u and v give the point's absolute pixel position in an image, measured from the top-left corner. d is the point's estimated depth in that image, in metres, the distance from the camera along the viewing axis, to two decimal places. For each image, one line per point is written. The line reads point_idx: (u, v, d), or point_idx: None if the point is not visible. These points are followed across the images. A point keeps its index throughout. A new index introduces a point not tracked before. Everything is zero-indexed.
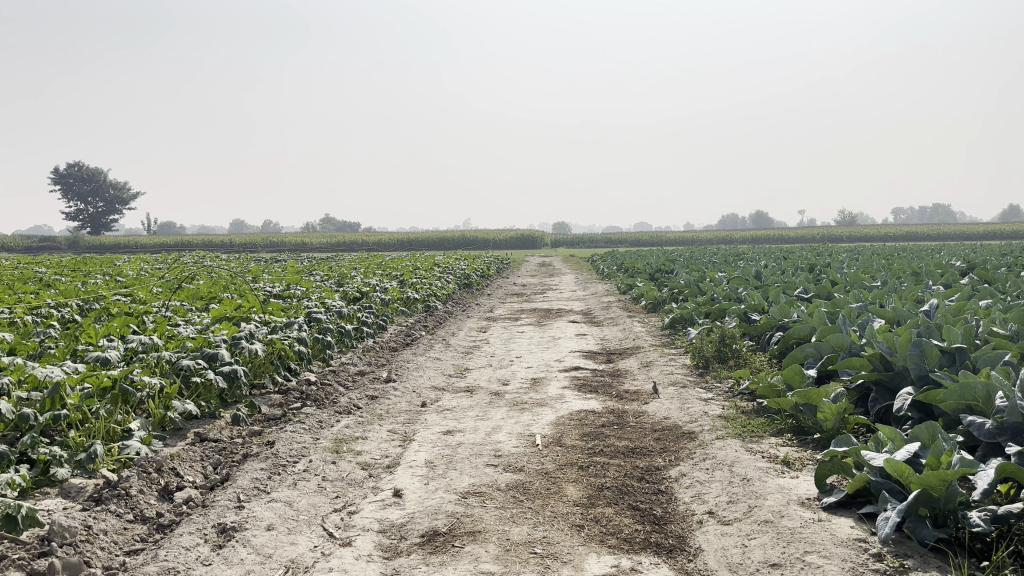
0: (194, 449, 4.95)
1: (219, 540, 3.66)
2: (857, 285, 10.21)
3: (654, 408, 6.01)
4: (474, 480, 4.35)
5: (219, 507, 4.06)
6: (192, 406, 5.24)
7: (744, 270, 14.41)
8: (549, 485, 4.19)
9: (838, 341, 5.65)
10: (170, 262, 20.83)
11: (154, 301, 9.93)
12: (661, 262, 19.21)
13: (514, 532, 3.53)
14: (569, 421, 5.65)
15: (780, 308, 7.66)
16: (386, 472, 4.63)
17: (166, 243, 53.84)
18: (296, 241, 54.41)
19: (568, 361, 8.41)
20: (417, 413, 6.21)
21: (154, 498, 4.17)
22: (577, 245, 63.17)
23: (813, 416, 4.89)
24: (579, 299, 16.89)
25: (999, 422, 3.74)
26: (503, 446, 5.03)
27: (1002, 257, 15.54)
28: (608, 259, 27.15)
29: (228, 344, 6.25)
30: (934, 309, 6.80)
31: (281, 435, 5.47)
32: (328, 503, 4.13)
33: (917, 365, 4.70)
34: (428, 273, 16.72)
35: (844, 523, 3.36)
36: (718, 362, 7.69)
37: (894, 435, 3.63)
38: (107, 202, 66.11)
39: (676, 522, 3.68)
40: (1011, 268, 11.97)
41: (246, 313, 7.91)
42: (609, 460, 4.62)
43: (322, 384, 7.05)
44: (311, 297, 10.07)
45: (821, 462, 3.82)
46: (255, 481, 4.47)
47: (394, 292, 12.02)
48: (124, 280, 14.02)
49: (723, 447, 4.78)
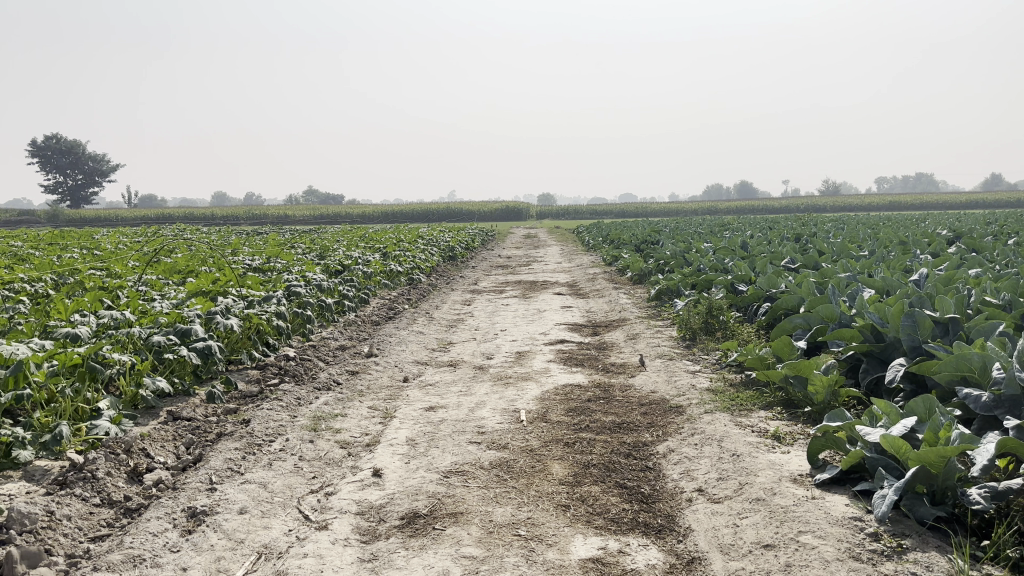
0: (166, 428, 4.77)
1: (189, 525, 3.50)
2: (844, 255, 10.13)
3: (641, 382, 5.89)
4: (456, 458, 4.21)
5: (190, 490, 3.89)
6: (164, 384, 5.03)
7: (731, 240, 14.24)
8: (534, 463, 4.06)
9: (828, 312, 5.53)
10: (149, 235, 20.42)
11: (130, 274, 9.67)
12: (646, 233, 19.03)
13: (497, 513, 3.39)
14: (555, 395, 5.52)
15: (768, 279, 7.55)
16: (365, 451, 4.48)
17: (147, 215, 52.97)
18: (278, 213, 53.75)
19: (553, 335, 8.27)
20: (398, 389, 6.06)
21: (123, 481, 4.00)
22: (562, 216, 63.02)
23: (804, 389, 4.79)
24: (565, 272, 16.71)
25: (996, 395, 3.63)
26: (487, 423, 4.89)
27: (987, 226, 15.47)
28: (593, 231, 27.01)
29: (202, 319, 6.03)
30: (923, 278, 6.69)
31: (256, 412, 5.29)
32: (304, 484, 3.99)
33: (909, 335, 4.59)
34: (412, 246, 16.50)
35: (838, 501, 3.25)
36: (706, 334, 7.57)
37: (890, 410, 3.50)
38: (85, 174, 65.08)
39: (664, 500, 3.56)
40: (997, 237, 11.88)
41: (222, 287, 7.69)
42: (596, 437, 4.49)
43: (301, 359, 6.87)
44: (291, 271, 9.83)
45: (813, 437, 3.71)
46: (229, 461, 4.30)
47: (377, 265, 11.79)
48: (101, 253, 13.74)
49: (712, 421, 4.67)
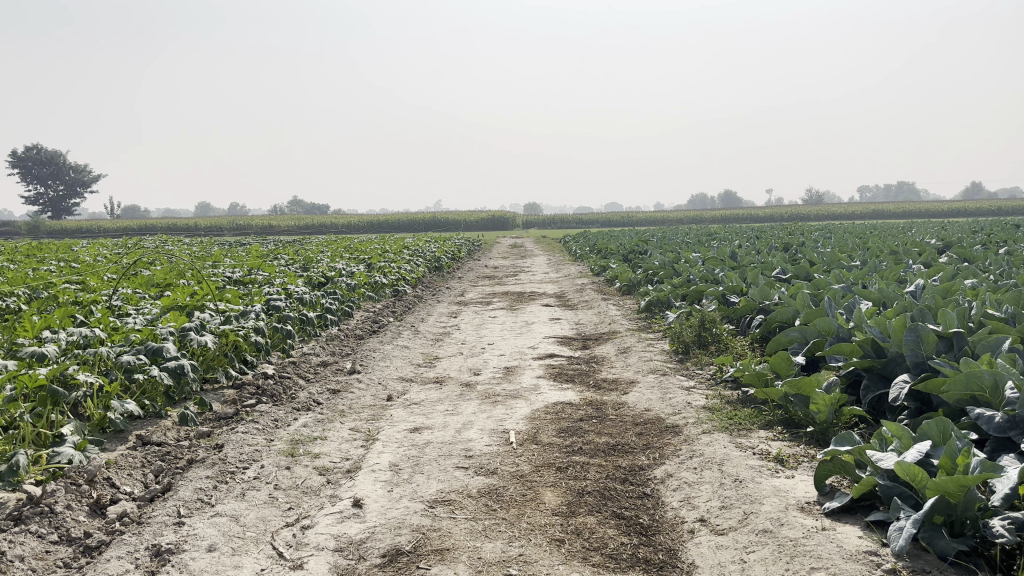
0: (134, 455, 4.50)
1: (152, 565, 3.23)
2: (834, 265, 9.97)
3: (634, 399, 5.68)
4: (442, 486, 3.96)
5: (156, 525, 3.63)
6: (133, 406, 4.77)
7: (720, 250, 14.05)
8: (525, 491, 3.82)
9: (826, 325, 5.33)
10: (129, 246, 19.98)
11: (104, 288, 9.33)
12: (633, 243, 18.85)
13: (486, 549, 3.16)
14: (545, 415, 5.29)
15: (761, 290, 7.38)
16: (346, 478, 4.23)
17: (130, 225, 52.18)
18: (262, 224, 53.27)
19: (542, 348, 8.05)
20: (382, 408, 5.80)
21: (84, 515, 3.73)
22: (547, 225, 63.06)
23: (805, 408, 4.59)
24: (552, 282, 16.46)
25: (1010, 416, 3.42)
26: (474, 445, 4.64)
27: (975, 234, 15.50)
28: (581, 240, 26.86)
29: (175, 337, 5.74)
30: (919, 290, 6.51)
31: (230, 436, 5.02)
32: (279, 516, 3.73)
33: (913, 351, 4.38)
34: (397, 256, 16.25)
35: (851, 533, 3.04)
36: (699, 347, 7.36)
37: (902, 433, 3.29)
38: (68, 184, 64.40)
39: (665, 533, 3.34)
40: (988, 246, 11.77)
41: (199, 301, 7.40)
42: (589, 460, 4.27)
43: (280, 378, 6.59)
44: (271, 284, 9.55)
45: (819, 463, 3.50)
46: (199, 492, 4.04)
47: (361, 276, 11.50)
48: (79, 266, 13.38)
49: (711, 443, 4.46)
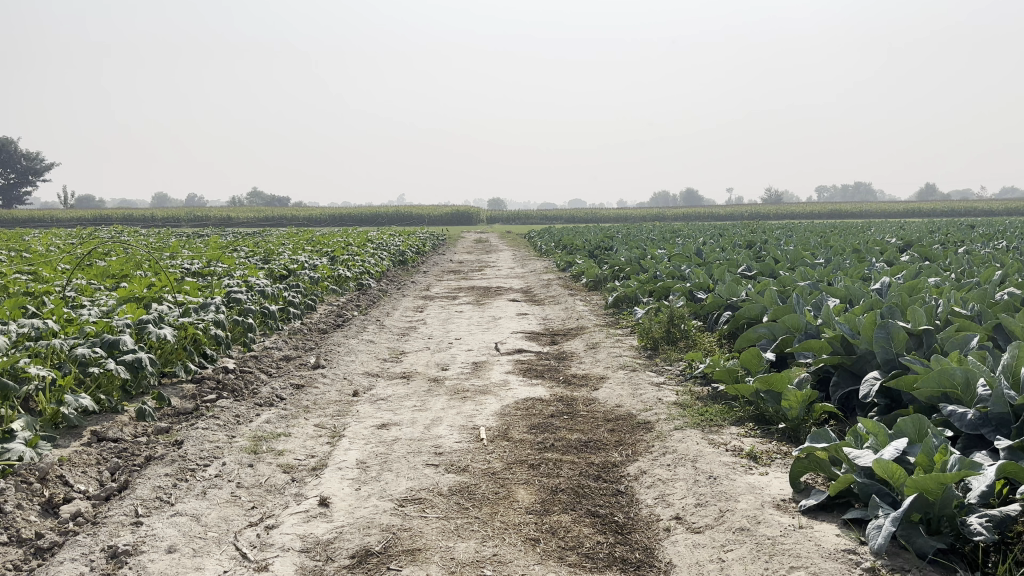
0: (88, 451, 4.30)
1: (108, 567, 3.07)
2: (799, 263, 10.05)
3: (605, 395, 5.63)
4: (412, 484, 3.85)
5: (112, 525, 3.46)
6: (88, 400, 4.55)
7: (685, 247, 14.11)
8: (498, 489, 3.73)
9: (795, 322, 5.34)
10: (81, 237, 19.32)
11: (56, 279, 8.99)
12: (599, 239, 18.86)
13: (459, 549, 3.06)
14: (516, 411, 5.21)
15: (728, 287, 7.39)
16: (311, 476, 4.09)
17: (83, 215, 50.64)
18: (221, 215, 52.25)
19: (510, 343, 7.97)
20: (348, 404, 5.66)
21: (35, 515, 3.53)
22: (511, 221, 63.10)
23: (777, 404, 4.57)
24: (517, 278, 16.37)
25: (982, 413, 3.43)
26: (444, 442, 4.54)
27: (933, 233, 15.88)
28: (546, 236, 26.86)
29: (132, 329, 5.51)
30: (885, 287, 6.57)
31: (190, 432, 4.84)
32: (242, 516, 3.59)
33: (883, 348, 4.39)
34: (362, 250, 16.03)
35: (828, 531, 3.02)
36: (667, 343, 7.35)
37: (877, 430, 3.29)
38: (19, 172, 62.45)
39: (641, 531, 3.28)
40: (946, 246, 12.01)
41: (157, 293, 7.15)
42: (562, 457, 4.20)
43: (241, 372, 6.39)
44: (233, 275, 9.31)
45: (795, 459, 3.48)
46: (158, 490, 3.87)
47: (325, 270, 11.29)
48: (30, 256, 12.90)
49: (683, 439, 4.43)
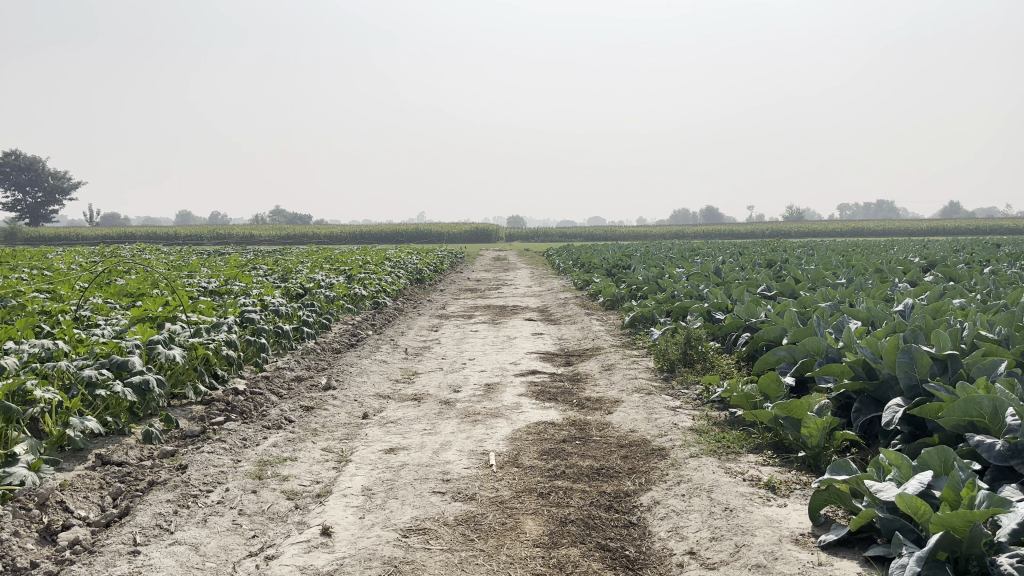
0: (92, 476, 4.24)
1: None
2: (820, 283, 9.83)
3: (619, 419, 5.50)
4: (417, 512, 3.75)
5: (109, 554, 3.38)
6: (93, 422, 4.48)
7: (704, 266, 13.94)
8: (505, 519, 3.62)
9: (814, 345, 5.18)
10: (105, 254, 19.53)
11: (73, 298, 9.01)
12: (617, 257, 18.73)
13: None
14: (527, 435, 5.09)
15: (747, 307, 7.23)
16: (315, 503, 4.00)
17: (108, 233, 51.38)
18: (243, 233, 52.75)
19: (524, 364, 7.86)
20: (356, 427, 5.57)
21: (33, 542, 3.45)
22: (530, 239, 63.12)
23: (796, 432, 4.41)
24: (534, 296, 16.28)
25: (1011, 443, 3.27)
26: (452, 468, 4.43)
27: (958, 252, 15.57)
28: (563, 254, 26.77)
29: (142, 350, 5.45)
30: (909, 309, 6.38)
31: (196, 456, 4.77)
32: (242, 545, 3.50)
33: (905, 374, 4.22)
34: (379, 268, 16.01)
35: (849, 569, 2.87)
36: (684, 366, 7.21)
37: (900, 462, 3.14)
38: (47, 191, 63.57)
39: (652, 566, 3.15)
40: (972, 265, 11.74)
41: (170, 312, 7.12)
42: (572, 486, 4.07)
43: (251, 394, 6.34)
44: (248, 294, 9.30)
45: (814, 491, 3.33)
46: (158, 517, 3.80)
47: (341, 288, 11.25)
48: (53, 274, 12.99)
49: (699, 467, 4.28)
